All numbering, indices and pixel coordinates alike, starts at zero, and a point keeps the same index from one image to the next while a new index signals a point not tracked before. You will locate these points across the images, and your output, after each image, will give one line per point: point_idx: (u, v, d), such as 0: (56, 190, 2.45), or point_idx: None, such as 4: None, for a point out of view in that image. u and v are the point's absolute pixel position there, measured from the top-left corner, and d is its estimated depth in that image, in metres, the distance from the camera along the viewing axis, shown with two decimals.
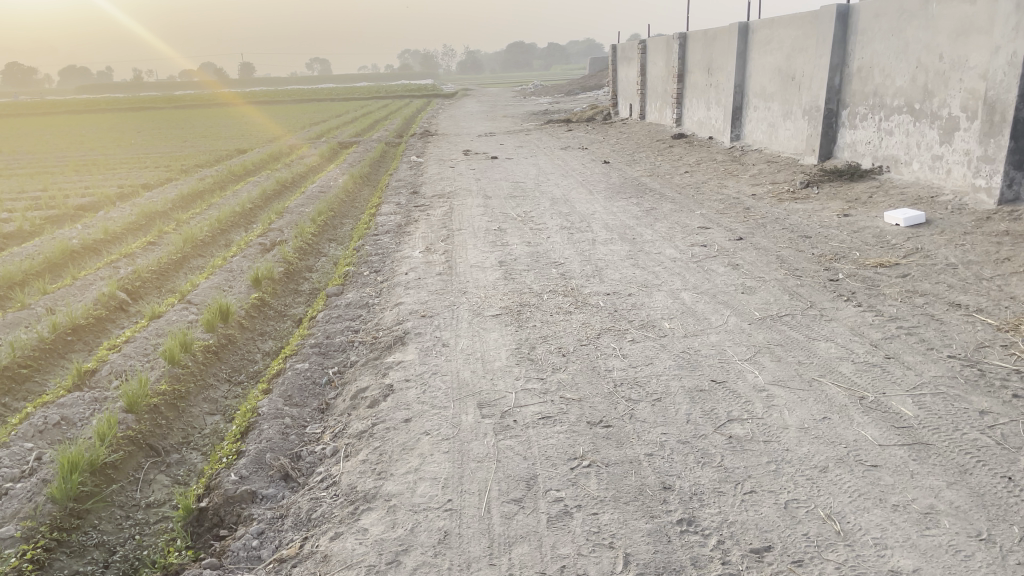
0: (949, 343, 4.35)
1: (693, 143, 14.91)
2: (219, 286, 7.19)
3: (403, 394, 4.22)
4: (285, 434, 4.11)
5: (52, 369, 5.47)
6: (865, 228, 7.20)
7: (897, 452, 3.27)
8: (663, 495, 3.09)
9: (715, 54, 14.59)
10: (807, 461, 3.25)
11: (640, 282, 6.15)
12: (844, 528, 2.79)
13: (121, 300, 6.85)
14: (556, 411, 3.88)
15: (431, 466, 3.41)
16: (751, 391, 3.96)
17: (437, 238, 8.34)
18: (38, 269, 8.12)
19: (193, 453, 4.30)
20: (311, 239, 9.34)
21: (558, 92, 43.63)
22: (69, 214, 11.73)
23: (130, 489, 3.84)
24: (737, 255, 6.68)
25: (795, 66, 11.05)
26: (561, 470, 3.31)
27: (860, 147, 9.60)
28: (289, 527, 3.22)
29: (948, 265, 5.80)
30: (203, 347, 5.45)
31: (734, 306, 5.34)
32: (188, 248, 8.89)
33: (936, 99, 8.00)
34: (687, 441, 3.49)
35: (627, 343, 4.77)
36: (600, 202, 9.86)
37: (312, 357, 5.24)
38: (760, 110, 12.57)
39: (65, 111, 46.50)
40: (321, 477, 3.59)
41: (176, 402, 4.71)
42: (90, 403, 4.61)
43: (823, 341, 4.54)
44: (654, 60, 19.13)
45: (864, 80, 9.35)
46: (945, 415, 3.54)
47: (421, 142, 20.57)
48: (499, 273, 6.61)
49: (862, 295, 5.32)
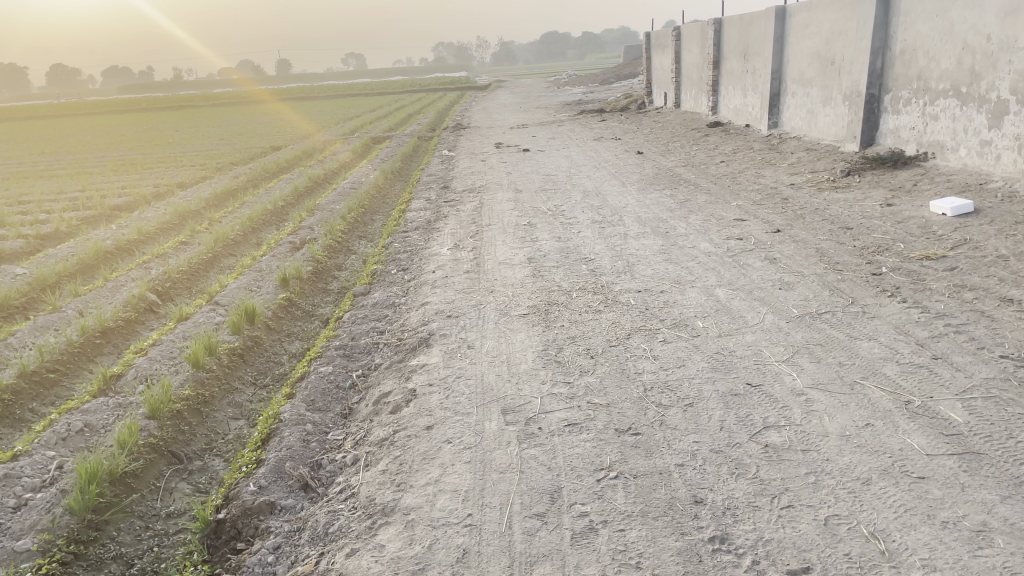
0: (1002, 342, 4.10)
1: (729, 131, 14.58)
2: (247, 287, 7.15)
3: (426, 400, 4.10)
4: (306, 442, 4.02)
5: (80, 372, 5.45)
6: (910, 218, 6.90)
7: (946, 462, 3.07)
8: (695, 510, 2.92)
9: (752, 40, 14.22)
10: (849, 473, 3.06)
11: (673, 278, 5.95)
12: (889, 548, 2.60)
13: (150, 302, 6.85)
14: (582, 417, 3.72)
15: (452, 477, 3.29)
16: (788, 394, 3.77)
17: (466, 234, 8.22)
18: (71, 271, 8.17)
19: (215, 460, 4.24)
20: (340, 237, 9.29)
21: (591, 81, 43.29)
22: (105, 215, 11.83)
23: (151, 498, 3.79)
24: (775, 248, 6.46)
25: (835, 49, 10.68)
26: (587, 483, 3.16)
27: (903, 133, 9.25)
28: (305, 542, 3.12)
29: (998, 257, 5.51)
30: (229, 350, 5.40)
31: (771, 304, 5.12)
32: (218, 247, 8.88)
33: (984, 82, 7.65)
34: (720, 450, 3.32)
35: (659, 344, 4.59)
36: (632, 194, 9.66)
37: (336, 359, 5.15)
38: (799, 96, 12.22)
39: (103, 110, 47.40)
40: (340, 488, 3.49)
41: (199, 407, 4.65)
42: (114, 409, 4.56)
43: (866, 341, 4.32)
44: (689, 48, 18.77)
45: (907, 63, 9.00)
46: (998, 421, 3.31)
47: (453, 135, 20.48)
48: (528, 271, 6.47)
49: (907, 290, 5.07)
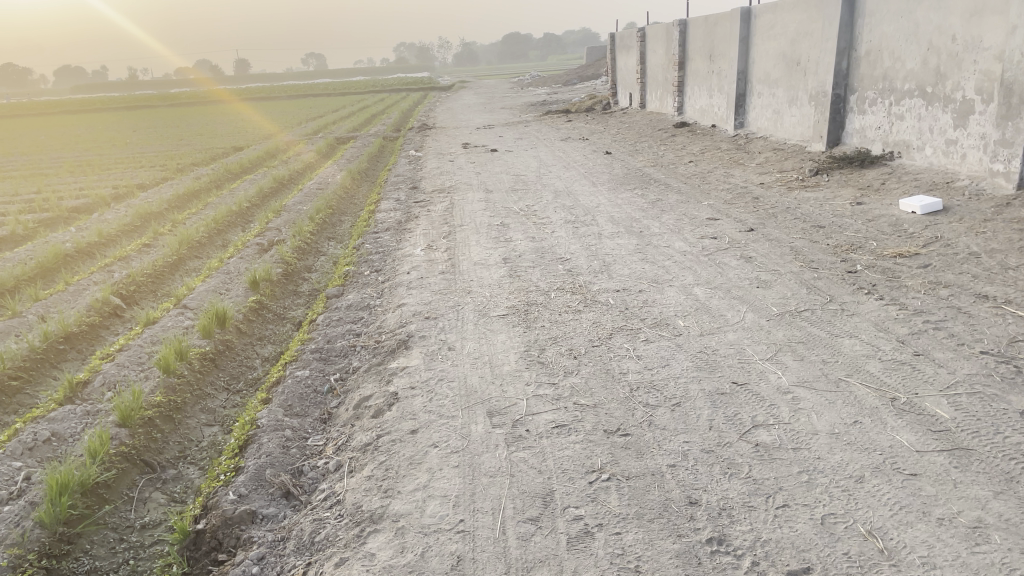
0: (980, 338, 4.15)
1: (695, 131, 14.68)
2: (216, 290, 6.97)
3: (409, 403, 4.02)
4: (285, 448, 3.91)
5: (43, 380, 5.26)
6: (881, 216, 6.98)
7: (936, 459, 3.07)
8: (690, 511, 2.89)
9: (717, 41, 14.33)
10: (842, 471, 3.05)
11: (650, 278, 5.94)
12: (888, 547, 2.59)
13: (115, 306, 6.65)
14: (570, 419, 3.68)
15: (440, 482, 3.22)
16: (775, 393, 3.76)
17: (439, 235, 8.12)
18: (29, 275, 7.90)
19: (189, 468, 4.10)
20: (309, 238, 9.13)
21: (555, 82, 43.41)
22: (63, 216, 11.52)
23: (124, 510, 3.65)
24: (749, 247, 6.48)
25: (801, 50, 10.80)
26: (580, 485, 3.11)
27: (869, 133, 9.38)
28: (290, 552, 3.02)
29: (970, 254, 5.59)
30: (200, 354, 5.25)
31: (750, 302, 5.13)
32: (184, 250, 8.67)
33: (949, 82, 7.77)
34: (711, 450, 3.29)
35: (641, 343, 4.56)
36: (603, 194, 9.64)
37: (312, 363, 5.03)
38: (765, 97, 12.33)
39: (56, 110, 46.36)
40: (325, 495, 3.39)
41: (171, 415, 4.51)
42: (81, 417, 4.40)
43: (847, 338, 4.33)
44: (654, 48, 18.88)
45: (873, 64, 9.12)
46: (984, 416, 3.33)
47: (419, 135, 20.31)
48: (504, 271, 6.41)
49: (884, 288, 5.11)
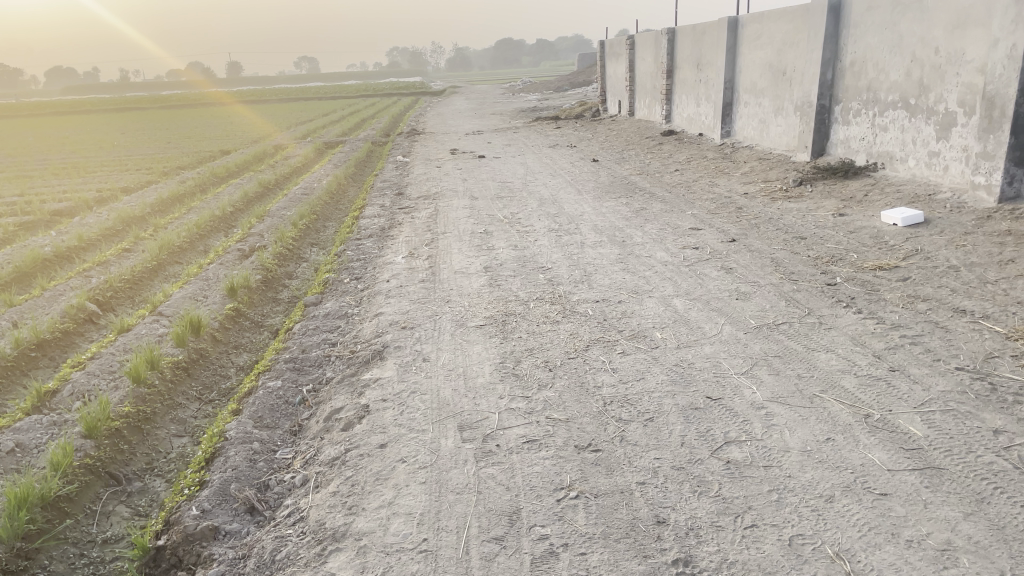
0: (956, 353, 4.13)
1: (682, 139, 14.67)
2: (193, 297, 6.89)
3: (380, 416, 3.97)
4: (252, 462, 3.84)
5: (12, 389, 5.18)
6: (862, 228, 6.98)
7: (907, 478, 3.04)
8: (657, 531, 2.84)
9: (704, 50, 14.35)
10: (812, 490, 3.01)
11: (630, 288, 5.90)
12: (854, 569, 2.56)
13: (90, 312, 6.57)
14: (541, 433, 3.63)
15: (406, 499, 3.16)
16: (749, 408, 3.72)
17: (421, 242, 8.07)
18: (5, 280, 7.81)
19: (156, 481, 4.03)
20: (291, 244, 9.07)
21: (546, 88, 43.49)
22: (45, 219, 11.42)
23: (85, 524, 3.58)
24: (731, 258, 6.45)
25: (787, 59, 10.81)
26: (547, 503, 3.06)
27: (853, 144, 9.38)
28: (250, 570, 2.96)
29: (950, 267, 5.58)
30: (173, 363, 5.18)
31: (729, 314, 5.09)
32: (164, 255, 8.59)
33: (932, 94, 7.78)
34: (681, 467, 3.25)
35: (617, 356, 4.52)
36: (588, 202, 9.61)
37: (285, 373, 4.97)
38: (751, 106, 12.34)
39: (44, 111, 46.14)
40: (289, 511, 3.33)
41: (140, 425, 4.44)
42: (47, 428, 4.31)
43: (824, 352, 4.30)
44: (643, 56, 18.91)
45: (857, 75, 9.13)
46: (957, 435, 3.30)
47: (408, 141, 20.23)
48: (484, 280, 6.37)
49: (863, 301, 5.08)
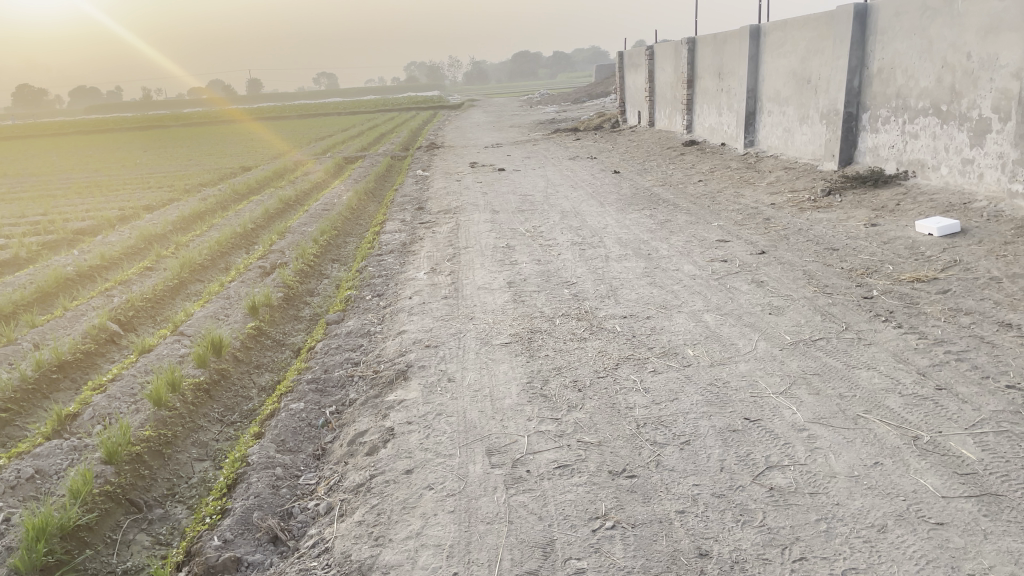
0: (1006, 369, 3.95)
1: (705, 149, 14.51)
2: (215, 316, 6.82)
3: (405, 440, 3.85)
4: (275, 488, 3.73)
5: (34, 412, 5.12)
6: (896, 238, 6.79)
7: (963, 506, 2.87)
8: (700, 565, 2.69)
9: (726, 59, 14.18)
10: (862, 519, 2.85)
11: (659, 303, 5.75)
12: None
13: (112, 333, 6.51)
14: (573, 458, 3.49)
15: (434, 530, 3.04)
16: (790, 430, 3.56)
17: (443, 258, 7.97)
18: (27, 301, 7.79)
19: (178, 507, 3.93)
20: (312, 260, 9.00)
21: (564, 99, 43.39)
22: (68, 239, 11.45)
23: (105, 554, 3.48)
24: (761, 271, 6.28)
25: (811, 67, 10.63)
26: (582, 534, 2.92)
27: (882, 152, 9.19)
28: None
29: (990, 279, 5.39)
30: (194, 385, 5.10)
31: (762, 330, 4.93)
32: (185, 273, 8.55)
33: (964, 100, 7.60)
34: (722, 494, 3.10)
35: (649, 375, 4.38)
36: (611, 215, 9.47)
37: (308, 395, 4.87)
38: (775, 115, 12.16)
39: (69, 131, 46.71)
40: (313, 542, 3.22)
41: (160, 449, 4.35)
42: (67, 453, 4.23)
43: (865, 369, 4.14)
44: (662, 66, 18.79)
45: (886, 81, 8.95)
46: (1013, 458, 3.12)
47: (427, 155, 20.17)
48: (508, 295, 6.26)
49: (901, 314, 4.92)
